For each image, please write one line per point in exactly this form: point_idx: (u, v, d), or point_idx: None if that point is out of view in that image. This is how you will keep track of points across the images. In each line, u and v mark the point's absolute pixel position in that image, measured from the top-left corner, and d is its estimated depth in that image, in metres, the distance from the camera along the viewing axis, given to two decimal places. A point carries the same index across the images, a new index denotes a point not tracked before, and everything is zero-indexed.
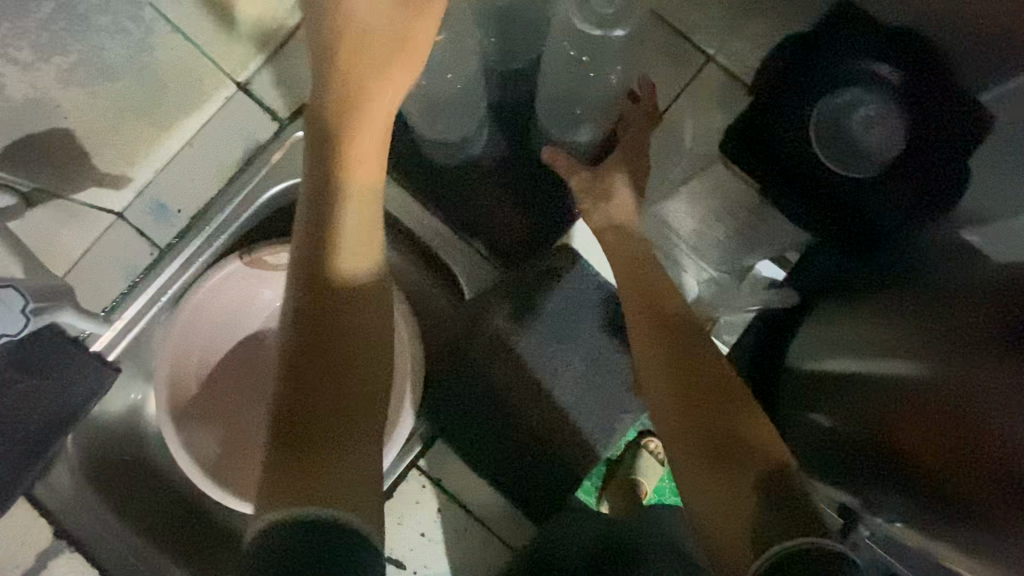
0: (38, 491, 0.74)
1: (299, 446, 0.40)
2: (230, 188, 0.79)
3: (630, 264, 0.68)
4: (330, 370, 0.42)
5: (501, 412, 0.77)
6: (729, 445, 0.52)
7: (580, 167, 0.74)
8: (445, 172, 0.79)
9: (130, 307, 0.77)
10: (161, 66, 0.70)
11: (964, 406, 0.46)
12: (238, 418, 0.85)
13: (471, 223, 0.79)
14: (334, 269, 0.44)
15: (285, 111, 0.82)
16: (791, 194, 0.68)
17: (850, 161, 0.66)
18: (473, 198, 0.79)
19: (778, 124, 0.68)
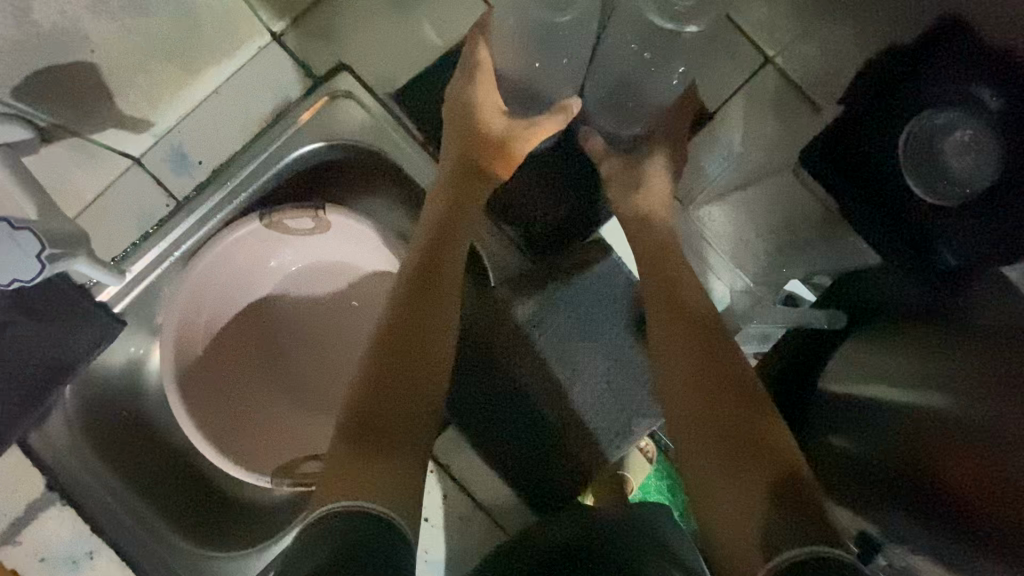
0: (32, 440, 0.71)
1: (371, 426, 0.53)
2: (256, 143, 0.75)
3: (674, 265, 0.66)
4: (411, 350, 0.57)
5: (517, 401, 0.75)
6: (750, 448, 0.51)
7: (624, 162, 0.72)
8: None
9: (141, 258, 0.73)
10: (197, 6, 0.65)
11: (995, 444, 0.45)
12: (242, 382, 0.82)
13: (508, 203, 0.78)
14: (431, 260, 0.63)
15: (320, 68, 0.78)
16: (864, 209, 0.66)
17: (934, 186, 0.63)
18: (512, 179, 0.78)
19: (868, 138, 0.65)
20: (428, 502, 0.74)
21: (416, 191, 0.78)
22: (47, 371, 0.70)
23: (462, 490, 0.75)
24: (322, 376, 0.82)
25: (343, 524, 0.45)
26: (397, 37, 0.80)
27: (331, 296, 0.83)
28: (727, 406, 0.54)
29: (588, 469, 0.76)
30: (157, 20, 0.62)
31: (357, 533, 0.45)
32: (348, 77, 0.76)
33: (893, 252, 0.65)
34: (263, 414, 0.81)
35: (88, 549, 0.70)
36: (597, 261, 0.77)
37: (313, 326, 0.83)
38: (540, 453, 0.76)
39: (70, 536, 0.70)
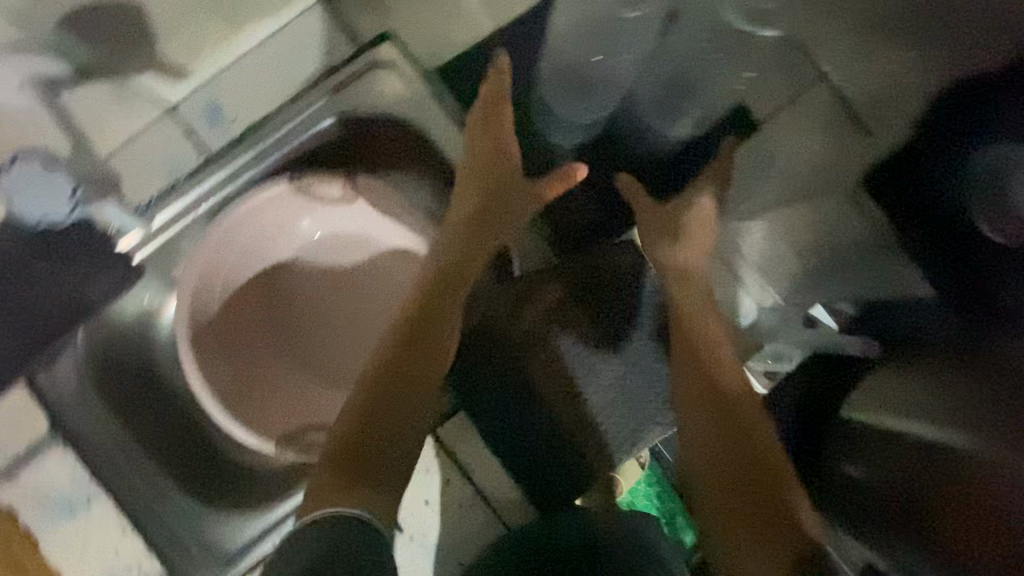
0: (40, 378, 0.71)
1: (360, 448, 0.53)
2: (292, 104, 0.74)
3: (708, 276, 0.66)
4: (408, 378, 0.58)
5: (529, 394, 0.75)
6: (765, 512, 0.50)
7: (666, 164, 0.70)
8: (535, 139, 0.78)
9: (168, 207, 0.72)
10: None
11: (1004, 475, 0.45)
12: (254, 344, 0.81)
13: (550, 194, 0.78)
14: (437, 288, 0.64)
15: (366, 34, 0.76)
16: (918, 240, 0.70)
17: (1002, 225, 0.64)
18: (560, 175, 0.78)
19: (940, 175, 0.68)
20: (428, 486, 0.73)
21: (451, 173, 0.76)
22: (69, 314, 0.71)
23: (466, 479, 0.74)
24: (340, 349, 0.81)
25: (327, 528, 0.46)
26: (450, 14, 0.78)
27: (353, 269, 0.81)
28: (743, 466, 0.54)
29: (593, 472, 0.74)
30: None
31: (338, 538, 0.45)
32: (394, 46, 0.73)
33: (948, 287, 0.68)
34: (273, 379, 0.80)
35: (88, 493, 0.71)
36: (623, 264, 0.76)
37: (333, 297, 0.82)
38: (546, 452, 0.74)
39: (70, 479, 0.70)
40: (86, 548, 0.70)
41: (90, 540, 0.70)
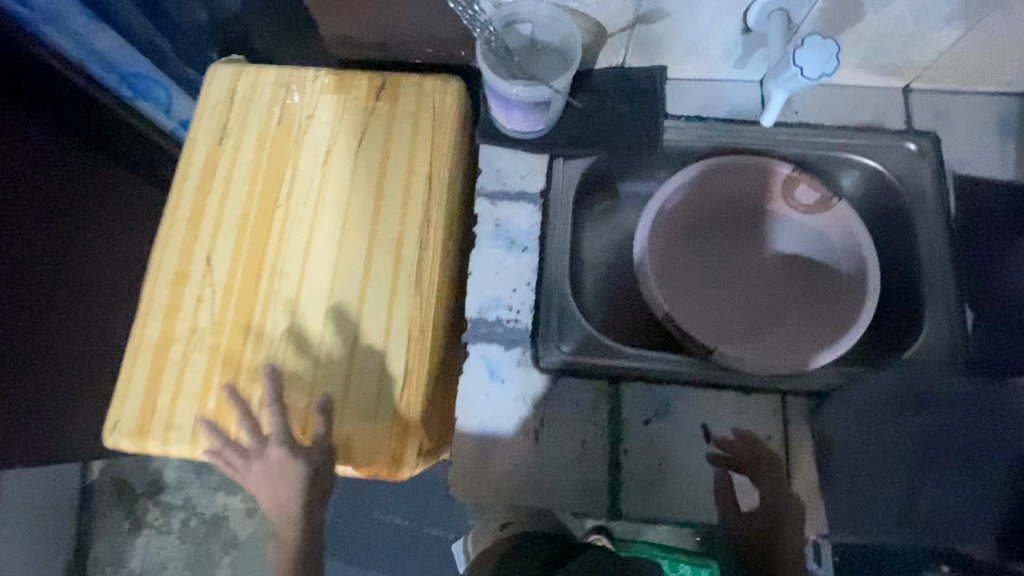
0: (557, 165, 0.94)
1: None
2: (837, 130, 0.92)
3: (974, 463, 0.77)
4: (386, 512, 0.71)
5: (876, 432, 0.78)
6: None
7: (977, 358, 0.81)
8: (993, 277, 0.85)
9: (718, 130, 0.94)
10: (921, 33, 0.83)
11: None
12: (673, 252, 0.98)
13: (990, 316, 0.83)
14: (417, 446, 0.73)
15: (920, 124, 0.92)
16: None
17: None
18: (1001, 307, 0.84)
19: None
20: (750, 428, 0.79)
21: (908, 247, 0.89)
22: (606, 139, 0.92)
23: (783, 448, 0.78)
24: (711, 296, 0.96)
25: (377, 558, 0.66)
26: (991, 147, 0.91)
27: (775, 266, 0.98)
28: None
29: (877, 523, 0.76)
30: (909, 21, 0.81)
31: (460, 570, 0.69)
32: (931, 144, 0.91)
33: None
34: (674, 287, 0.96)
35: (525, 245, 0.89)
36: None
37: (742, 261, 0.99)
38: (864, 510, 0.76)
39: (525, 226, 0.90)
40: (499, 274, 0.88)
41: (506, 274, 0.87)
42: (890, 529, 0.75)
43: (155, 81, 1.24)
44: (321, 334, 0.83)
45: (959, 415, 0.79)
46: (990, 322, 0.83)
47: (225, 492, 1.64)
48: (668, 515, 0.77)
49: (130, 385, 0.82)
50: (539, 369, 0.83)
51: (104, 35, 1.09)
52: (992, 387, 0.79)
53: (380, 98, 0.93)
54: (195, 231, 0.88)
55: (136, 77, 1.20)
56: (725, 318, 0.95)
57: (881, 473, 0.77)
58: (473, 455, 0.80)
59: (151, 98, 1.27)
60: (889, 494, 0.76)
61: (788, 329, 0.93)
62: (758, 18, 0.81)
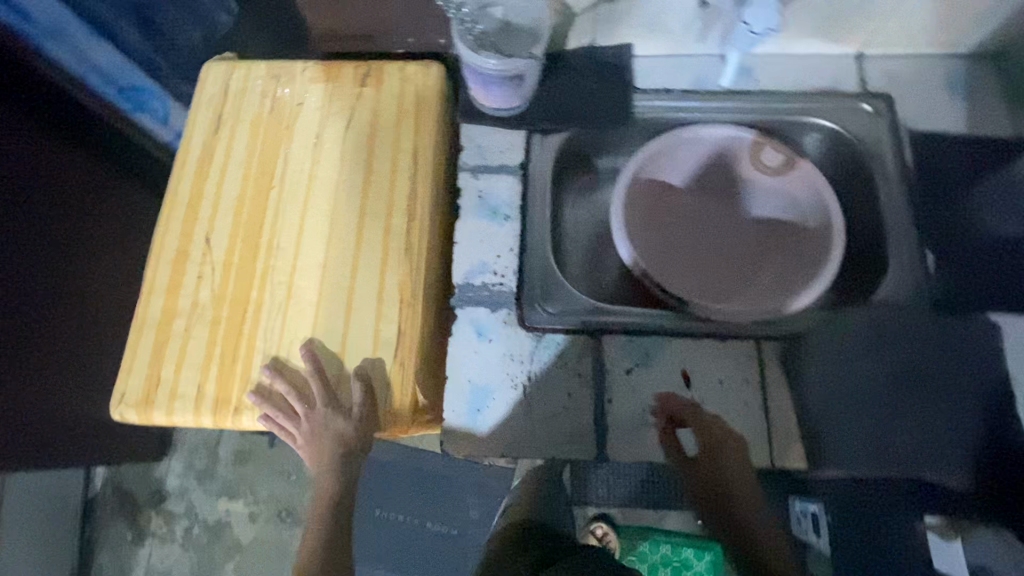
0: (535, 139, 0.99)
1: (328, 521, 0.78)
2: (797, 95, 0.98)
3: (944, 394, 0.80)
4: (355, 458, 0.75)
5: (849, 370, 0.82)
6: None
7: (941, 297, 0.85)
8: (952, 222, 0.90)
9: (684, 100, 1.00)
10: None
11: None
12: (650, 219, 1.02)
13: (951, 258, 0.87)
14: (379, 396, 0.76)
15: (873, 86, 0.98)
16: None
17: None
18: (962, 248, 0.88)
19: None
20: (729, 371, 0.83)
21: (870, 201, 0.94)
22: (579, 113, 0.98)
23: (761, 390, 0.82)
24: (687, 259, 1.01)
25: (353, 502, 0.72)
26: (944, 104, 0.96)
27: (749, 228, 1.03)
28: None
29: (855, 457, 0.79)
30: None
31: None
32: (885, 104, 0.97)
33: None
34: (653, 250, 1.00)
35: (507, 214, 0.93)
36: (994, 348, 0.81)
37: (715, 227, 1.04)
38: (841, 444, 0.79)
39: (507, 196, 0.95)
40: (483, 241, 0.92)
41: (490, 241, 0.92)
42: (866, 462, 0.79)
43: (152, 94, 1.27)
44: (315, 302, 0.87)
45: (928, 350, 0.82)
46: (953, 262, 0.87)
47: (228, 495, 1.65)
48: (655, 458, 0.80)
49: (134, 359, 0.86)
50: (525, 327, 0.87)
51: (102, 50, 1.13)
52: (957, 322, 0.83)
53: (366, 84, 0.99)
54: (194, 214, 0.93)
55: (134, 90, 1.24)
56: (700, 280, 1.00)
57: (856, 409, 0.80)
58: (465, 411, 0.83)
59: (149, 111, 1.30)
60: (863, 428, 0.80)
61: (760, 288, 0.97)
62: None
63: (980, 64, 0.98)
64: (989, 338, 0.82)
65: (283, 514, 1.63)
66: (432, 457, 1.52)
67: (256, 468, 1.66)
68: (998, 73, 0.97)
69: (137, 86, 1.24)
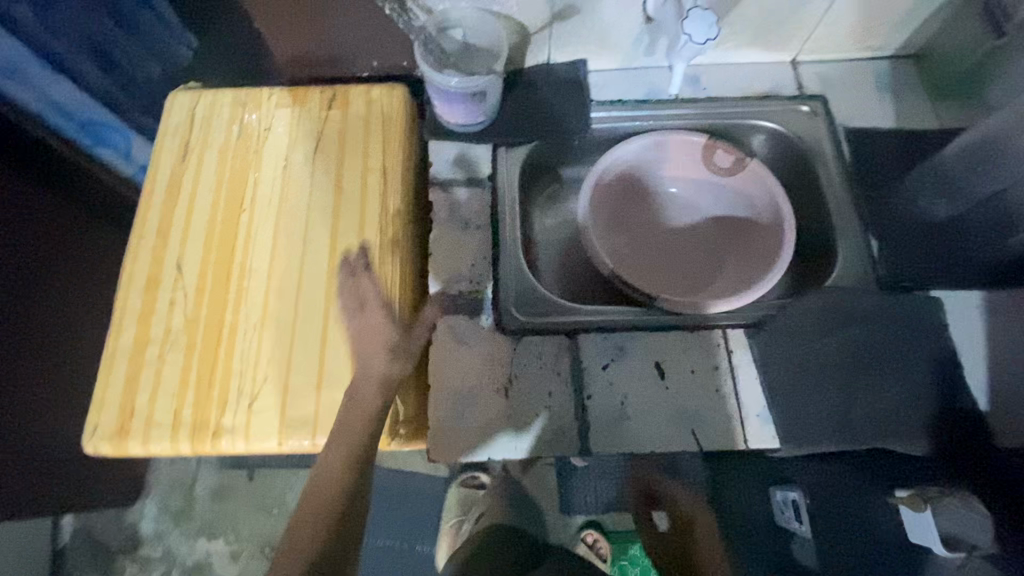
0: (500, 152, 1.03)
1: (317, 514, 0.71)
2: (741, 100, 1.05)
3: (898, 366, 0.85)
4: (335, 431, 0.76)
5: (809, 350, 0.87)
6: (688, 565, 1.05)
7: (886, 277, 0.92)
8: (890, 208, 0.97)
9: (639, 110, 1.06)
10: (792, 11, 0.98)
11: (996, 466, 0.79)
12: (613, 227, 1.09)
13: (891, 240, 0.94)
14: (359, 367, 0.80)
15: (809, 89, 1.06)
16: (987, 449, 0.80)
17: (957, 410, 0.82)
18: (901, 231, 0.95)
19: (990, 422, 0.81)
20: (699, 360, 0.87)
21: (815, 195, 1.01)
22: (541, 126, 1.03)
23: (731, 376, 0.86)
24: (649, 262, 1.08)
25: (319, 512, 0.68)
26: (874, 103, 1.05)
27: (700, 232, 1.10)
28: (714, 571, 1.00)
29: (822, 433, 0.82)
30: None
31: None
32: (821, 105, 1.05)
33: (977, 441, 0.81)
34: (618, 256, 1.07)
35: (478, 224, 0.97)
36: (939, 321, 0.87)
37: (673, 230, 1.11)
38: (809, 423, 0.83)
39: (477, 208, 0.98)
40: (456, 251, 0.95)
41: (463, 250, 0.95)
42: (834, 437, 0.82)
43: (112, 128, 1.23)
44: (292, 321, 0.87)
45: (880, 326, 0.87)
46: (895, 245, 0.94)
47: (206, 535, 1.59)
48: (635, 448, 0.82)
49: (107, 390, 0.84)
50: (502, 332, 0.90)
51: (61, 86, 1.09)
52: (904, 299, 0.89)
53: (333, 106, 1.02)
54: (164, 240, 0.93)
55: (94, 125, 1.20)
56: (656, 284, 1.06)
57: (819, 387, 0.85)
58: (448, 417, 0.84)
59: (109, 145, 1.26)
60: (825, 404, 0.84)
61: (713, 292, 1.04)
62: (654, 6, 0.94)
63: (902, 66, 1.07)
64: (935, 312, 0.88)
65: (265, 549, 1.58)
66: (418, 478, 1.51)
67: (236, 504, 1.61)
68: (919, 73, 1.06)
69: (99, 122, 1.20)
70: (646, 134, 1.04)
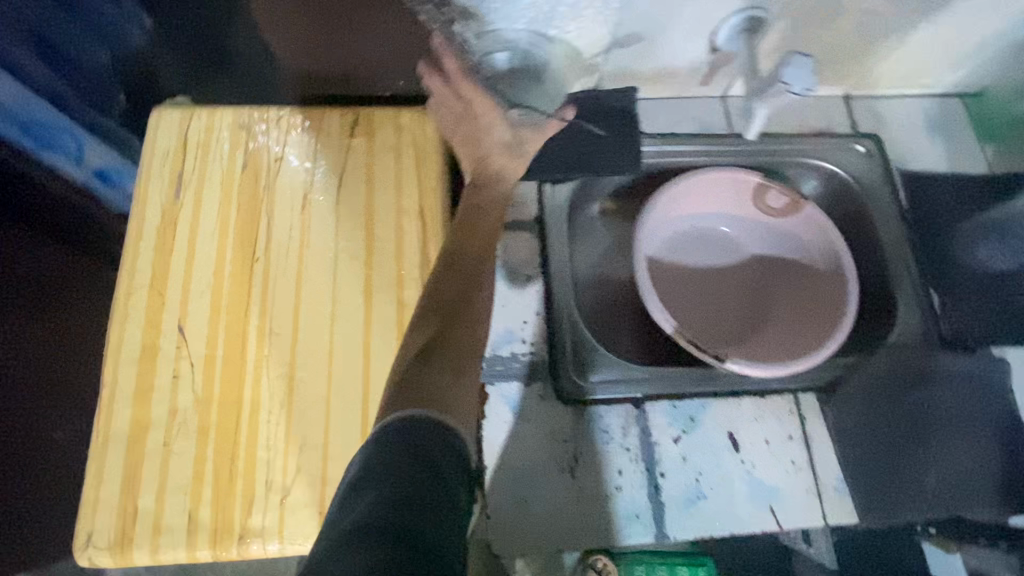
0: (545, 190, 0.93)
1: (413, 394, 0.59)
2: (797, 137, 0.99)
3: (965, 429, 0.83)
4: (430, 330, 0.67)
5: (878, 413, 0.84)
6: None
7: (947, 332, 0.89)
8: (945, 258, 0.95)
9: (691, 144, 0.98)
10: (861, 47, 0.91)
11: None
12: (659, 270, 1.02)
13: (949, 293, 0.92)
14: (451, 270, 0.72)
15: (863, 126, 1.01)
16: None
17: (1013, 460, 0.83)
18: (957, 283, 0.93)
19: None
20: (771, 429, 0.82)
21: (871, 242, 0.97)
22: (591, 161, 0.93)
23: (804, 445, 0.82)
24: (696, 306, 1.01)
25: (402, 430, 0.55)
26: (924, 143, 1.02)
27: (746, 271, 1.05)
28: None
29: (896, 503, 0.80)
30: (855, 34, 0.88)
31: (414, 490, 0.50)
32: (876, 144, 1.00)
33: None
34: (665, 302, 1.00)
35: (528, 273, 0.87)
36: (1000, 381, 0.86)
37: (718, 269, 1.05)
38: (883, 493, 0.80)
39: (524, 255, 0.88)
40: (505, 307, 0.85)
41: (513, 305, 0.85)
42: (908, 507, 0.80)
43: (64, 128, 0.95)
44: (325, 396, 0.75)
45: (945, 387, 0.85)
46: (953, 299, 0.92)
47: None
48: (711, 529, 0.77)
49: (101, 487, 0.70)
50: (564, 402, 0.81)
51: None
52: (968, 357, 0.87)
53: (356, 134, 0.88)
54: (160, 297, 0.78)
55: (38, 124, 0.92)
56: (706, 330, 1.00)
57: (891, 454, 0.82)
58: (512, 505, 0.76)
59: (58, 148, 0.97)
60: (896, 470, 0.81)
61: (767, 339, 0.98)
62: (727, 39, 0.86)
63: (949, 105, 1.04)
64: (995, 371, 0.87)
65: None
66: None
67: None
68: (967, 113, 1.04)
69: (42, 121, 0.92)
70: (702, 171, 0.96)
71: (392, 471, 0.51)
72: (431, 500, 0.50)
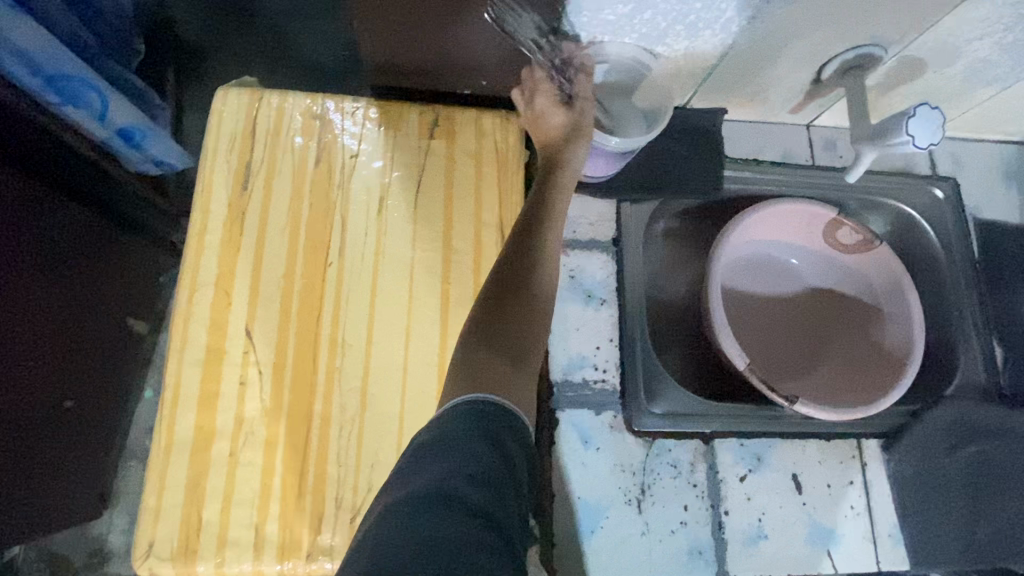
0: (624, 209, 0.90)
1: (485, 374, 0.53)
2: (878, 174, 0.97)
3: None
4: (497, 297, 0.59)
5: (936, 463, 0.85)
6: None
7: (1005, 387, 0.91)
8: (1007, 311, 0.95)
9: (773, 173, 0.95)
10: (959, 91, 0.89)
11: None
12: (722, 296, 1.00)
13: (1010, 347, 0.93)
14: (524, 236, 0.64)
15: (942, 169, 1.00)
16: None
17: None
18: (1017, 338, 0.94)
19: None
20: (833, 473, 0.83)
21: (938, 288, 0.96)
22: (674, 182, 0.90)
23: (864, 492, 0.83)
24: (757, 336, 1.00)
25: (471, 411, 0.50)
26: (999, 192, 1.00)
27: (806, 301, 1.04)
28: None
29: (947, 552, 0.82)
30: (959, 79, 0.86)
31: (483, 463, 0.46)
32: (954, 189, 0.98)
33: None
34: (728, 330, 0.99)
35: (603, 296, 0.85)
36: None
37: (780, 298, 1.03)
38: (935, 542, 0.82)
39: (601, 277, 0.86)
40: (580, 330, 0.83)
41: (588, 329, 0.83)
42: (956, 556, 0.82)
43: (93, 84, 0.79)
44: (398, 412, 0.72)
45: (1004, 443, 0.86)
46: (1014, 352, 0.93)
47: None
48: (772, 570, 0.78)
49: (164, 496, 0.67)
50: (633, 434, 0.80)
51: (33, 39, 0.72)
52: None
53: (436, 135, 0.82)
54: (226, 296, 0.74)
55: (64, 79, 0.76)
56: (766, 361, 0.99)
57: (945, 504, 0.83)
58: (578, 535, 0.76)
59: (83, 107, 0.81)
60: (950, 522, 0.83)
61: (824, 374, 0.98)
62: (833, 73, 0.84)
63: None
64: None
65: None
66: None
67: None
68: None
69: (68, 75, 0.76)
70: (783, 202, 0.94)
71: (463, 445, 0.47)
72: (502, 477, 0.46)
